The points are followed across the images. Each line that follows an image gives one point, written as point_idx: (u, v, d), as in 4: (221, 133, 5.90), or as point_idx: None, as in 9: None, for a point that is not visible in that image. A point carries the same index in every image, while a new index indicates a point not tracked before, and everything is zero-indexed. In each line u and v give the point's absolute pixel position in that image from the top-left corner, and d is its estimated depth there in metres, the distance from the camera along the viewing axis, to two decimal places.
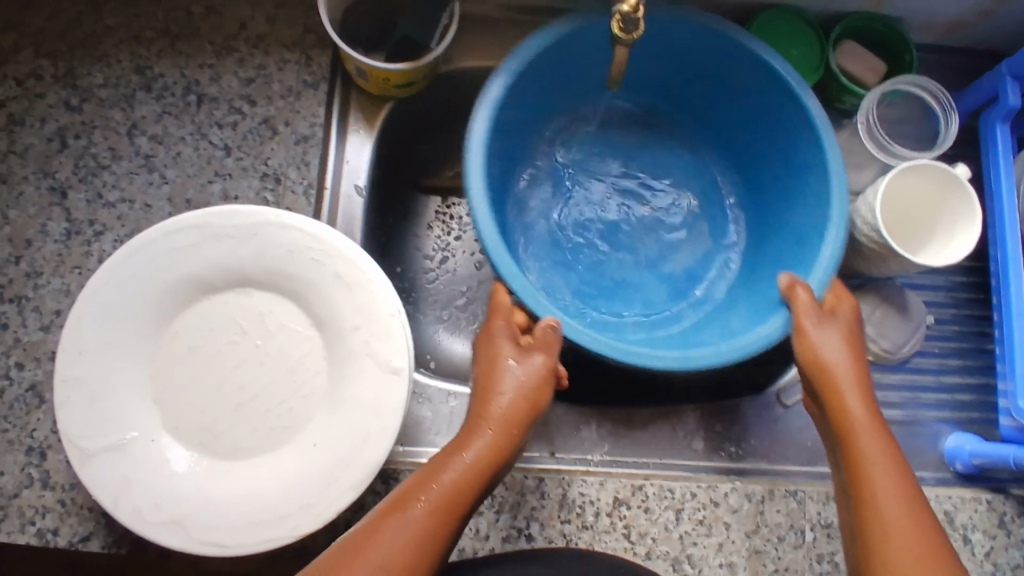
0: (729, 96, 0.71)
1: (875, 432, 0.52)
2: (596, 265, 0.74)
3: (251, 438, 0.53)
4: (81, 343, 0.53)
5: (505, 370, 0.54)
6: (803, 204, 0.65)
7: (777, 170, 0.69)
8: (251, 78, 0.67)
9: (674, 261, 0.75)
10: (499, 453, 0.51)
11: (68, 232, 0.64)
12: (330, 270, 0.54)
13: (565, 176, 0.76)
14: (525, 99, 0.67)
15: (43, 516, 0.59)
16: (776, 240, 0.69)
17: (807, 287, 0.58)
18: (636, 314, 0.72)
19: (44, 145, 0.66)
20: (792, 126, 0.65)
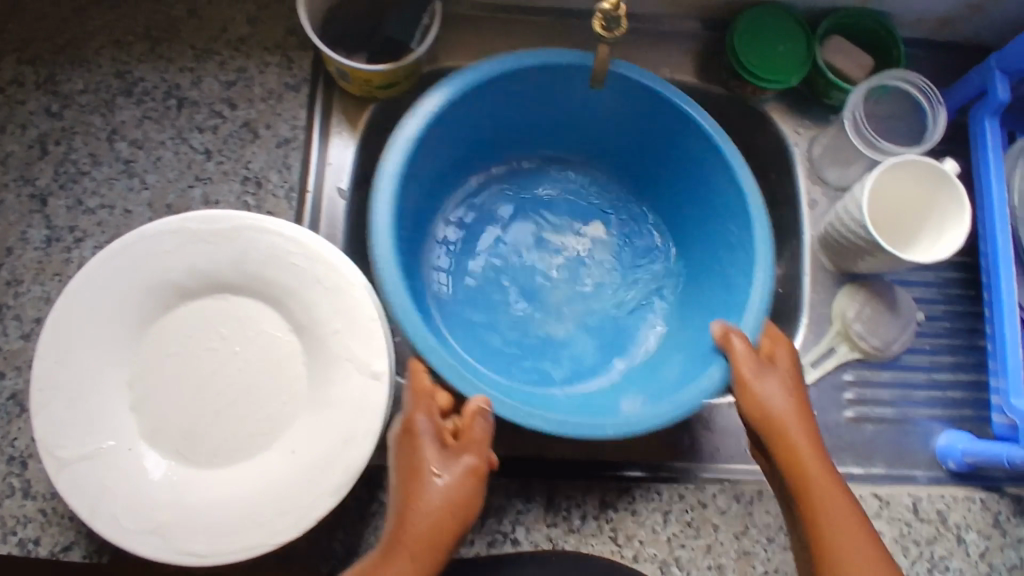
0: (653, 144, 0.71)
1: (835, 494, 0.52)
2: (520, 323, 0.72)
3: (231, 444, 0.53)
4: (59, 350, 0.52)
5: (427, 486, 0.50)
6: (731, 255, 0.65)
7: (706, 218, 0.69)
8: (232, 81, 0.67)
9: (603, 313, 0.73)
10: (432, 558, 0.48)
11: (49, 239, 0.64)
12: (309, 274, 0.54)
13: (490, 229, 0.75)
14: (441, 145, 0.67)
15: (24, 525, 0.59)
16: (710, 294, 0.68)
17: (741, 333, 0.57)
18: (565, 372, 0.70)
19: (24, 152, 0.65)
20: (713, 175, 0.66)
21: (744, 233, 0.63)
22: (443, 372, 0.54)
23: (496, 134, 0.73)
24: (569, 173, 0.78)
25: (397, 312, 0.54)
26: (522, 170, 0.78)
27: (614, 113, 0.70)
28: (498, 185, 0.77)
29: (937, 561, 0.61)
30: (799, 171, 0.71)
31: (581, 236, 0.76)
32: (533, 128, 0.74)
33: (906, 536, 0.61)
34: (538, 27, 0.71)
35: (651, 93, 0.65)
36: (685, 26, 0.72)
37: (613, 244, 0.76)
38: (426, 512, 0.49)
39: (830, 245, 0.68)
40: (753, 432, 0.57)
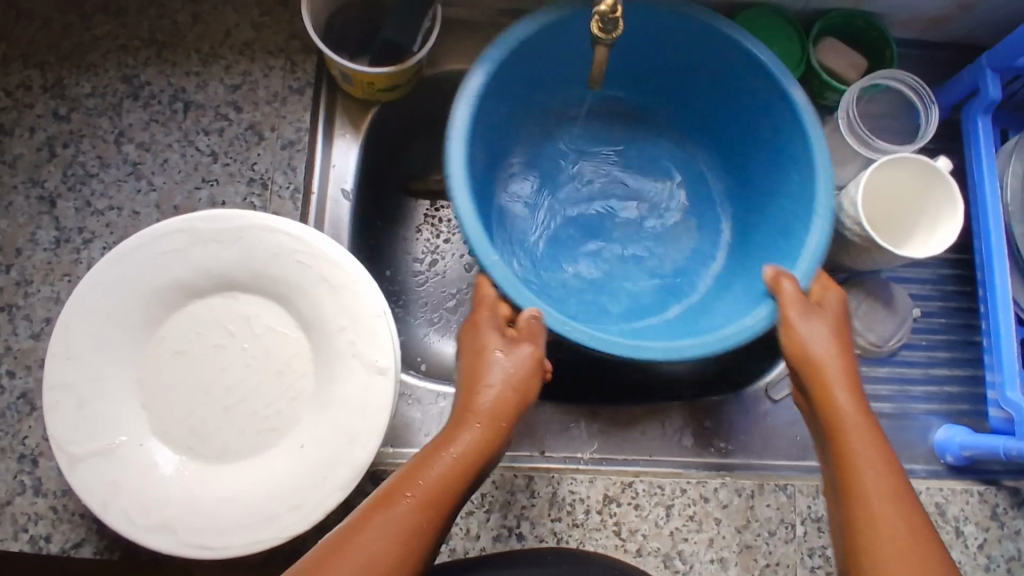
0: (713, 90, 0.72)
1: (864, 431, 0.52)
2: (581, 261, 0.75)
3: (239, 440, 0.54)
4: (69, 349, 0.53)
5: (492, 361, 0.54)
6: (789, 194, 0.65)
7: (763, 163, 0.70)
8: (237, 84, 0.68)
9: (654, 257, 0.76)
10: (488, 446, 0.50)
11: (58, 240, 0.65)
12: (315, 272, 0.55)
13: (543, 171, 0.77)
14: (512, 87, 0.68)
15: (35, 522, 0.60)
16: (763, 232, 0.70)
17: (792, 276, 0.59)
18: (623, 307, 0.73)
19: (33, 155, 0.66)
20: (776, 115, 0.65)
21: (804, 171, 0.63)
22: (502, 282, 0.56)
23: (551, 83, 0.73)
24: (615, 120, 0.79)
25: (475, 247, 0.55)
26: (572, 117, 0.78)
27: (670, 58, 0.70)
28: (550, 130, 0.78)
29: None
30: None
31: (634, 182, 0.78)
32: (633, 70, 0.74)
33: None
34: None
35: (715, 39, 0.65)
36: None
37: (666, 187, 0.79)
38: (494, 394, 0.52)
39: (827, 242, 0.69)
40: (794, 373, 0.58)
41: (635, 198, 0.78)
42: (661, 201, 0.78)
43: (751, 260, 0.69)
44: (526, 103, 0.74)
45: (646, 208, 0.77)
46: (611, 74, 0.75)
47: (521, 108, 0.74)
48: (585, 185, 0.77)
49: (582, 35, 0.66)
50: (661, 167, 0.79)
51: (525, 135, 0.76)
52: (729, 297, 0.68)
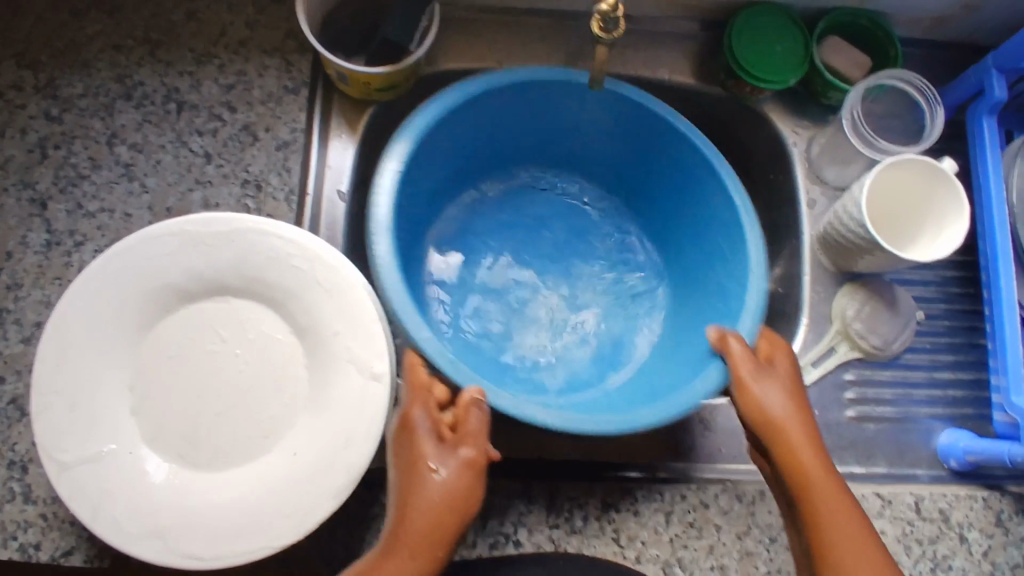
0: (650, 156, 0.72)
1: (832, 494, 0.52)
2: (508, 335, 0.72)
3: (233, 446, 0.53)
4: (60, 353, 0.52)
5: (427, 479, 0.50)
6: (726, 269, 0.66)
7: (701, 237, 0.71)
8: (231, 84, 0.67)
9: (590, 327, 0.74)
10: (433, 565, 0.48)
11: (49, 243, 0.64)
12: (310, 275, 0.54)
13: (471, 244, 0.76)
14: (443, 146, 0.68)
15: (25, 530, 0.59)
16: (699, 311, 0.70)
17: (739, 336, 0.58)
18: (560, 382, 0.71)
19: (24, 156, 0.65)
20: (708, 189, 0.67)
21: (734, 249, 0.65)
22: (437, 359, 0.54)
23: (480, 154, 0.74)
24: (553, 185, 0.80)
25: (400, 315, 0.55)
26: (504, 186, 0.79)
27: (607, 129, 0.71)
28: (473, 197, 0.78)
29: (940, 560, 0.60)
30: (797, 171, 0.72)
31: (581, 247, 0.77)
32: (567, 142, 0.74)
33: (909, 536, 0.61)
34: (536, 28, 0.72)
35: (632, 108, 0.66)
36: (683, 27, 0.72)
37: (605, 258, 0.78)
38: (427, 509, 0.49)
39: (830, 244, 0.68)
40: (752, 434, 0.57)
41: (577, 263, 0.77)
42: (607, 271, 0.77)
43: (690, 331, 0.69)
44: (457, 172, 0.74)
45: (588, 264, 0.77)
46: (534, 142, 0.76)
47: (452, 176, 0.74)
48: (528, 255, 0.76)
49: (518, 98, 0.67)
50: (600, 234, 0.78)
51: (458, 199, 0.77)
52: (669, 360, 0.68)
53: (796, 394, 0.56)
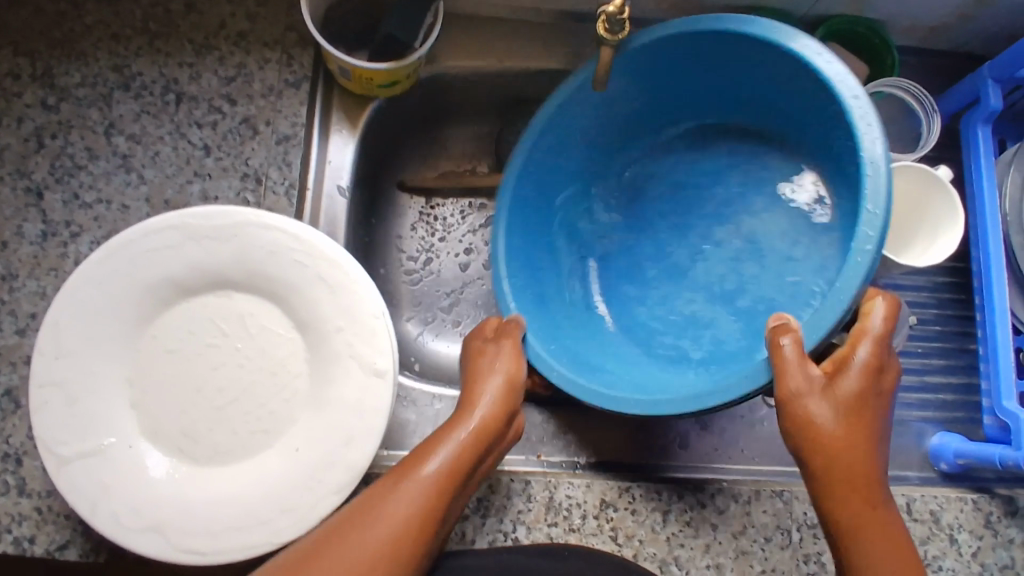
0: (780, 86, 0.62)
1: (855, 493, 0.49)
2: (668, 299, 0.70)
3: (232, 442, 0.52)
4: (59, 347, 0.52)
5: (478, 379, 0.57)
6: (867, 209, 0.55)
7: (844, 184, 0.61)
8: (232, 76, 0.66)
9: (755, 295, 0.66)
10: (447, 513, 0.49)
11: (44, 234, 0.63)
12: (312, 271, 0.54)
13: (638, 210, 0.73)
14: (573, 135, 0.68)
15: (19, 523, 0.59)
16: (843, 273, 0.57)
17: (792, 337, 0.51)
18: (704, 354, 0.66)
19: (20, 145, 0.65)
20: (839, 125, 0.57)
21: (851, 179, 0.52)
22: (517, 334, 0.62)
23: (614, 125, 0.70)
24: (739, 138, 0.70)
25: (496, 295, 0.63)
26: (695, 144, 0.72)
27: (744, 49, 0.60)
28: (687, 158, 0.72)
29: (930, 561, 0.62)
30: None
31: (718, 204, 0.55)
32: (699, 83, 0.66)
33: None
34: (538, 29, 0.71)
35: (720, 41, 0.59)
36: None
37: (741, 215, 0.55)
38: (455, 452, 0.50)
39: None
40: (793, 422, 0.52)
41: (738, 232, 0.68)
42: (756, 233, 0.67)
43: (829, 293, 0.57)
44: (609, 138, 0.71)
45: (712, 253, 0.69)
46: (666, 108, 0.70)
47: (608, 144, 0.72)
48: (658, 226, 0.72)
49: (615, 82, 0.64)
50: (743, 224, 0.68)
51: (643, 153, 0.74)
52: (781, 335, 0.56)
53: (868, 384, 0.50)
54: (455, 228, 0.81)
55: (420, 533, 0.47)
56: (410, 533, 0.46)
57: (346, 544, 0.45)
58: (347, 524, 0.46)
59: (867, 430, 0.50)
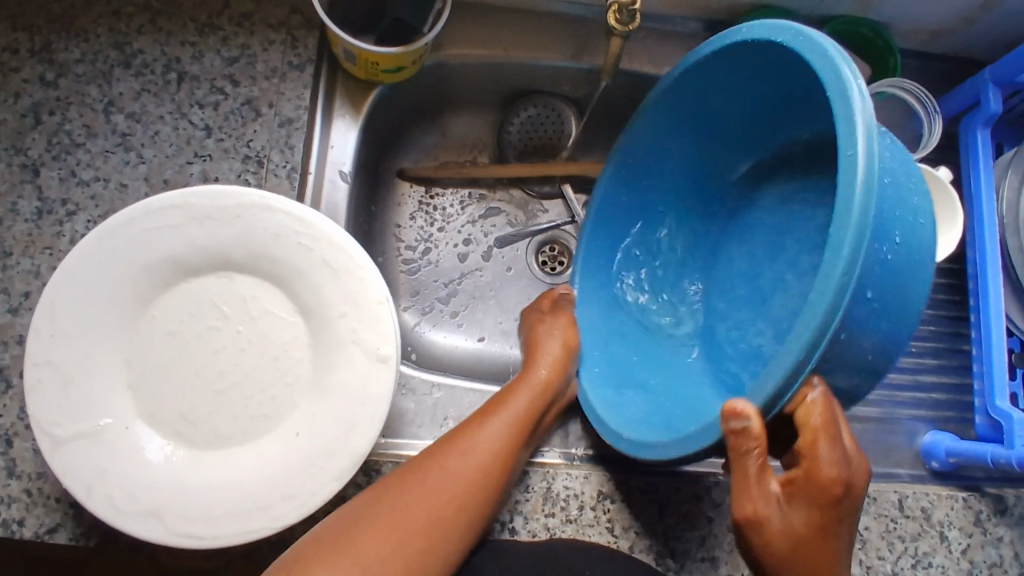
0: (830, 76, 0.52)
1: None
2: (743, 325, 0.66)
3: (232, 427, 0.52)
4: (56, 326, 0.51)
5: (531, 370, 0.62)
6: (892, 231, 0.44)
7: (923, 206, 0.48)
8: (235, 57, 0.66)
9: None
10: (423, 544, 0.50)
11: (40, 211, 0.62)
12: (317, 255, 0.53)
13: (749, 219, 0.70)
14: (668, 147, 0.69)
15: (8, 506, 0.58)
16: (889, 313, 0.45)
17: (755, 446, 0.47)
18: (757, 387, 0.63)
19: (16, 121, 0.63)
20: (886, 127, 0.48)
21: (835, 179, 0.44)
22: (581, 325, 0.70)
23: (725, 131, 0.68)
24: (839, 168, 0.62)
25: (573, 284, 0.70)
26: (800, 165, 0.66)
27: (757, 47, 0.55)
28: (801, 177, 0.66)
29: (921, 557, 0.63)
30: None
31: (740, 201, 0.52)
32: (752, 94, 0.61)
33: (892, 532, 0.63)
34: (544, 19, 0.71)
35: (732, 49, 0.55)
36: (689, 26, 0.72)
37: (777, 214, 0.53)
38: (456, 476, 0.53)
39: None
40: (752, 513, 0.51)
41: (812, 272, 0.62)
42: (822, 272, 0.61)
43: (866, 340, 0.45)
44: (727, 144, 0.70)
45: (793, 284, 0.63)
46: (738, 117, 0.66)
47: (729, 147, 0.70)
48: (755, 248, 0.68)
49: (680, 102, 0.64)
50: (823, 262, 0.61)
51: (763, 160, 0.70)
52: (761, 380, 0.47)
53: (824, 510, 0.47)
54: (454, 218, 0.80)
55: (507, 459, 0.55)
56: (498, 460, 0.54)
57: (441, 468, 0.53)
58: (439, 452, 0.54)
59: (833, 549, 0.48)
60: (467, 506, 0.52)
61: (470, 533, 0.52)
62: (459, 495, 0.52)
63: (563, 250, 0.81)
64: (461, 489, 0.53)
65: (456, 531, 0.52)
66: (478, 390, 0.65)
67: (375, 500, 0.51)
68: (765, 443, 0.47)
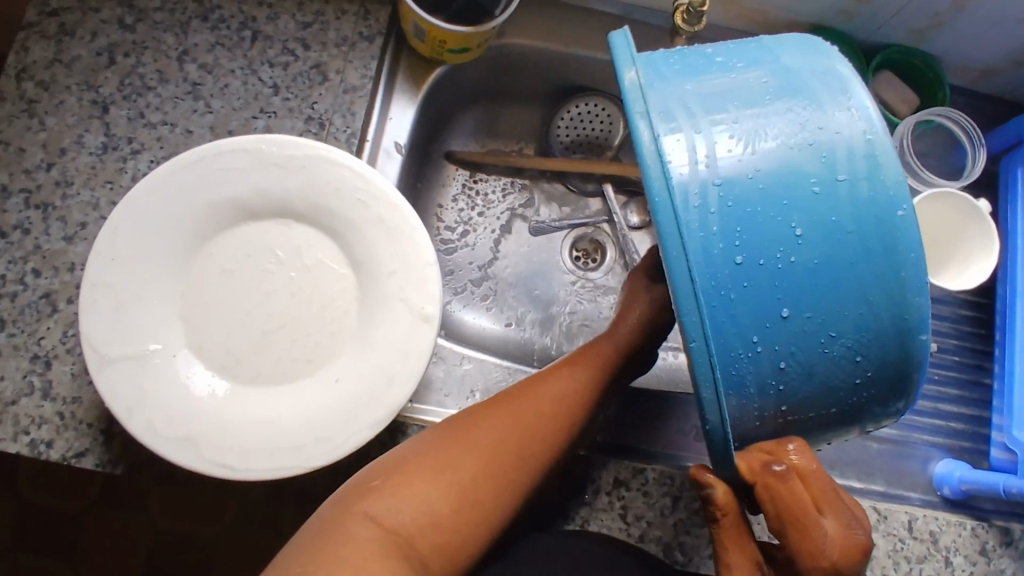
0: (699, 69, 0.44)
1: None
2: None
3: (275, 367, 0.53)
4: (117, 249, 0.51)
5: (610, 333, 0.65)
6: (779, 236, 0.40)
7: (850, 165, 0.40)
8: (308, 22, 0.68)
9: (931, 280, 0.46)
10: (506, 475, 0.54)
11: (105, 146, 0.64)
12: (374, 213, 0.55)
13: None
14: None
15: (39, 426, 0.59)
16: (835, 314, 0.40)
17: (723, 519, 0.47)
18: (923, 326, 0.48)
19: (91, 59, 0.66)
20: (761, 104, 0.42)
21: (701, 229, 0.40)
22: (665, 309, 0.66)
23: None
24: None
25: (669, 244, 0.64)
26: None
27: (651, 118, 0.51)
28: None
29: None
30: None
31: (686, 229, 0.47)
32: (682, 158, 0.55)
33: (899, 552, 0.63)
34: (606, 20, 0.73)
35: None
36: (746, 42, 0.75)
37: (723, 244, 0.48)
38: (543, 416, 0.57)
39: None
40: None
41: None
42: None
43: (820, 351, 0.41)
44: None
45: None
46: None
47: None
48: None
49: None
50: None
51: None
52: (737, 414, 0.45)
53: None
54: (494, 205, 0.82)
55: (570, 412, 0.58)
56: (561, 411, 0.57)
57: (510, 414, 0.56)
58: (508, 399, 0.57)
59: None
60: (532, 449, 0.55)
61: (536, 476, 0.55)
62: (527, 437, 0.55)
63: (596, 248, 0.82)
64: (527, 433, 0.56)
65: (520, 474, 0.54)
66: (507, 368, 0.66)
67: (467, 426, 0.55)
68: (733, 515, 0.47)
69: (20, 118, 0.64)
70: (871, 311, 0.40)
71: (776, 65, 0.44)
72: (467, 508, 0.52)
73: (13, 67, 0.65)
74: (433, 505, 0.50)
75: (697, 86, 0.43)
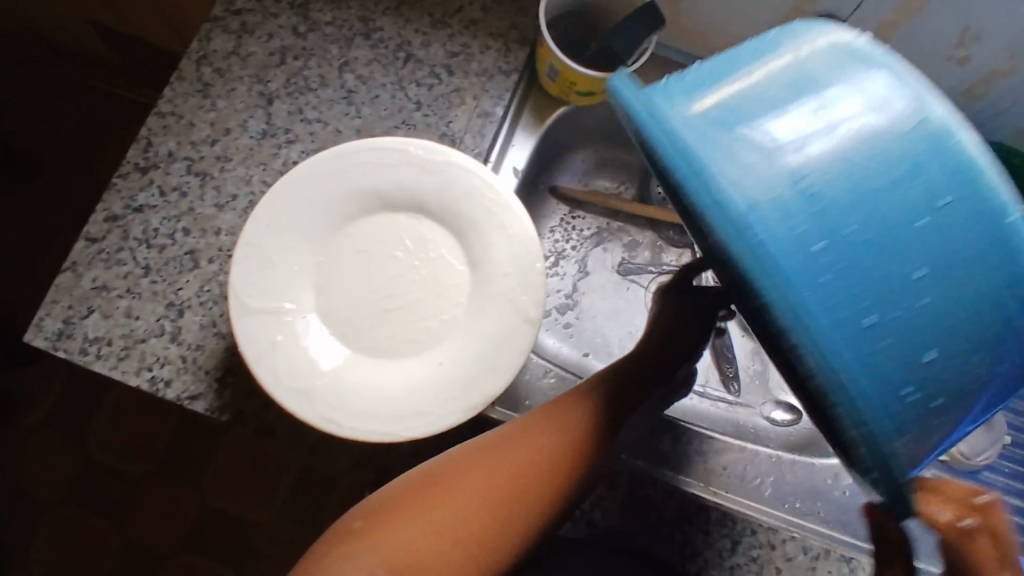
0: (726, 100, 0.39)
1: None
2: None
3: (388, 343, 0.59)
4: (274, 217, 0.58)
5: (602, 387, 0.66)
6: (896, 273, 0.36)
7: (942, 183, 0.36)
8: (455, 52, 0.76)
9: None
10: (487, 524, 0.56)
11: (264, 132, 0.72)
12: (497, 218, 0.60)
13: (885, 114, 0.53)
14: None
15: (162, 365, 0.65)
16: (973, 337, 0.37)
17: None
18: None
19: (265, 57, 0.74)
20: (816, 126, 0.37)
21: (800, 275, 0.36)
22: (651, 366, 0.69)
23: None
24: None
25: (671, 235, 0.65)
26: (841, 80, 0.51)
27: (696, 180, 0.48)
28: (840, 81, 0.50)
29: None
30: None
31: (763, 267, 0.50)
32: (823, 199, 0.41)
33: None
34: None
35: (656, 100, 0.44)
36: None
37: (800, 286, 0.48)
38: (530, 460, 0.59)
39: None
40: None
41: None
42: None
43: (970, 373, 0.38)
44: None
45: None
46: None
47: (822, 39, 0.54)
48: None
49: None
50: None
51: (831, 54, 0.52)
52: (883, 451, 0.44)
53: None
54: (586, 240, 0.87)
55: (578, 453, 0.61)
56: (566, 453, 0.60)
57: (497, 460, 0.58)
58: (520, 436, 0.60)
59: None
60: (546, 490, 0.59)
61: (526, 521, 0.57)
62: (510, 483, 0.58)
63: None
64: (538, 473, 0.59)
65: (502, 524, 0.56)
66: None
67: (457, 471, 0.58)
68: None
69: (194, 97, 0.72)
70: (998, 318, 0.37)
71: (796, 66, 0.39)
72: (460, 547, 0.54)
73: (196, 53, 0.74)
74: (462, 544, 0.54)
75: (750, 122, 0.38)
